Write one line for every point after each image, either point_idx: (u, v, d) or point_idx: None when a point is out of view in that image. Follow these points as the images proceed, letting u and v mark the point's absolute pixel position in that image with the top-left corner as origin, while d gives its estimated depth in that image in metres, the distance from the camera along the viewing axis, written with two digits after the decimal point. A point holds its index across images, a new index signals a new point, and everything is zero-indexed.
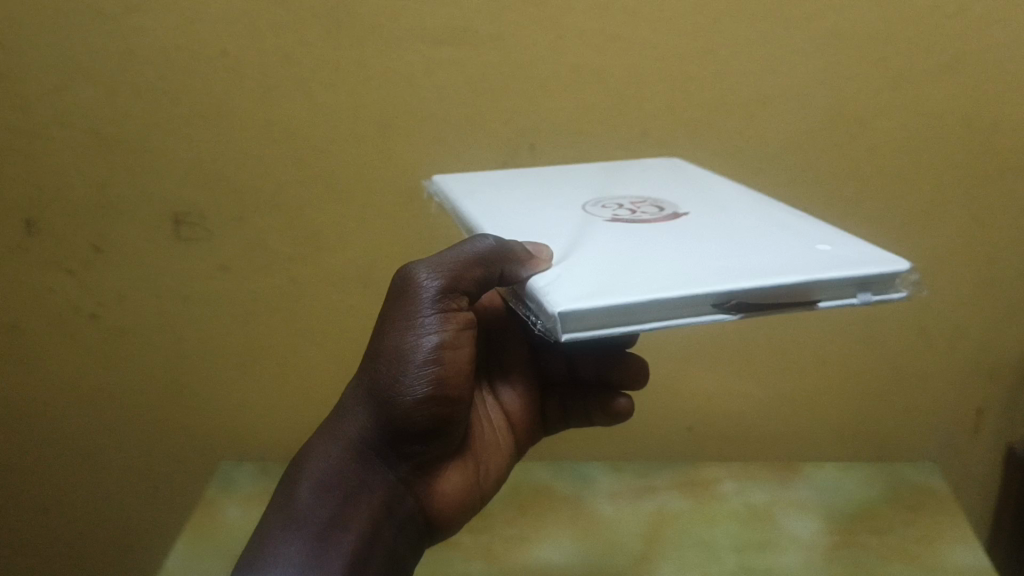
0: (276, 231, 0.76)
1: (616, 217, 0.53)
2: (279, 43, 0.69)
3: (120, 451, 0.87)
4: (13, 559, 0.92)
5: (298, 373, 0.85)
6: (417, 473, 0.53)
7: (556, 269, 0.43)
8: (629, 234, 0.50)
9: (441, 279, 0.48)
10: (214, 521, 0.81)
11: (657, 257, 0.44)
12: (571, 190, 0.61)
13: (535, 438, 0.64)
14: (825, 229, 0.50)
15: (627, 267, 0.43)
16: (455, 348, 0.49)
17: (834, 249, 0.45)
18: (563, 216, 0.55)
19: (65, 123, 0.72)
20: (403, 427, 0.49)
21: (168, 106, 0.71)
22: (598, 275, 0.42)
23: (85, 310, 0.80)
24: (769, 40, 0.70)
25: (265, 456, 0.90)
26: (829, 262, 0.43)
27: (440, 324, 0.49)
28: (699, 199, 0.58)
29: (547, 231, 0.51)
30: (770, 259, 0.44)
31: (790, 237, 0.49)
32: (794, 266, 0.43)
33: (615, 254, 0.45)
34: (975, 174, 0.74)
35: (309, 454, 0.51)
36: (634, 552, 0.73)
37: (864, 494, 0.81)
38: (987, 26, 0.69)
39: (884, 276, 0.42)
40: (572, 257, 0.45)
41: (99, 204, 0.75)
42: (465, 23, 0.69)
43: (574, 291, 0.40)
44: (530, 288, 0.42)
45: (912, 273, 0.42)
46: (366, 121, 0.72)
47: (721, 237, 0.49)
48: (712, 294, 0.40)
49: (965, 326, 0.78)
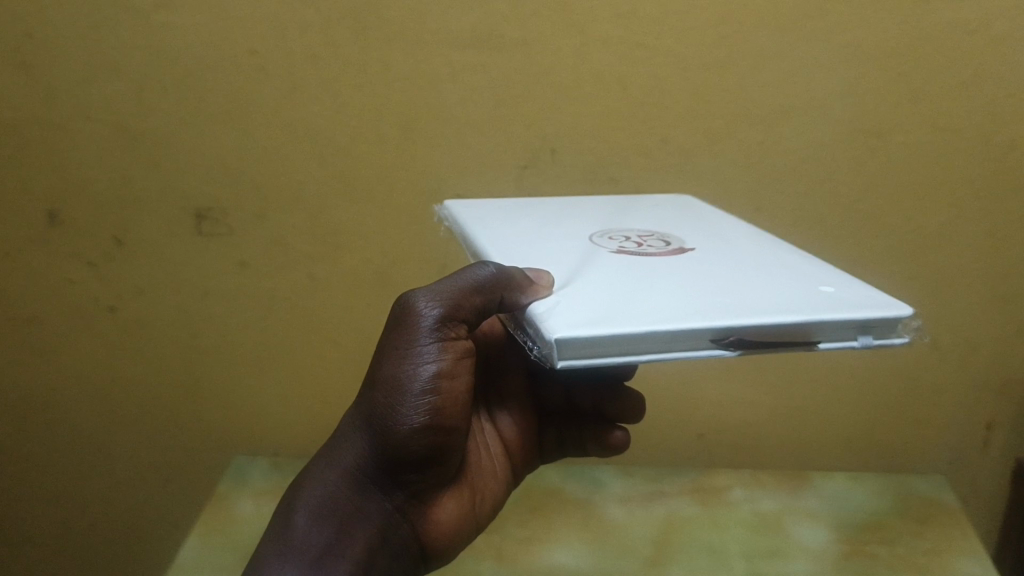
0: (297, 231, 0.79)
1: (621, 249, 0.53)
2: (306, 47, 0.71)
3: (139, 438, 0.91)
4: (38, 541, 0.96)
5: (320, 370, 0.88)
6: (413, 500, 0.54)
7: (556, 298, 0.43)
8: (632, 265, 0.49)
9: (440, 308, 0.48)
10: (239, 514, 0.85)
11: (657, 288, 0.44)
12: (579, 223, 0.62)
13: (531, 464, 0.66)
14: (833, 271, 0.49)
15: (626, 298, 0.42)
16: (453, 378, 0.50)
17: (837, 292, 0.44)
18: (565, 246, 0.54)
19: (91, 117, 0.75)
20: (400, 456, 0.50)
21: (205, 116, 0.74)
22: (597, 305, 0.41)
23: (103, 303, 0.83)
24: (794, 47, 0.70)
25: (281, 449, 0.93)
26: (833, 303, 0.42)
27: (439, 353, 0.49)
28: (705, 235, 0.58)
29: (547, 259, 0.51)
30: (771, 296, 0.43)
31: (794, 277, 0.47)
32: (797, 304, 0.41)
33: (617, 285, 0.44)
34: (992, 190, 0.74)
35: (307, 480, 0.52)
36: (646, 554, 0.75)
37: (872, 505, 0.82)
38: (1012, 38, 0.69)
39: (889, 320, 0.40)
40: (568, 286, 0.45)
41: (120, 201, 0.78)
42: (486, 30, 0.70)
43: (572, 319, 0.39)
44: (530, 314, 0.42)
45: (916, 319, 0.40)
46: (388, 128, 0.74)
47: (723, 273, 0.47)
48: (712, 328, 0.38)
49: (978, 339, 0.80)
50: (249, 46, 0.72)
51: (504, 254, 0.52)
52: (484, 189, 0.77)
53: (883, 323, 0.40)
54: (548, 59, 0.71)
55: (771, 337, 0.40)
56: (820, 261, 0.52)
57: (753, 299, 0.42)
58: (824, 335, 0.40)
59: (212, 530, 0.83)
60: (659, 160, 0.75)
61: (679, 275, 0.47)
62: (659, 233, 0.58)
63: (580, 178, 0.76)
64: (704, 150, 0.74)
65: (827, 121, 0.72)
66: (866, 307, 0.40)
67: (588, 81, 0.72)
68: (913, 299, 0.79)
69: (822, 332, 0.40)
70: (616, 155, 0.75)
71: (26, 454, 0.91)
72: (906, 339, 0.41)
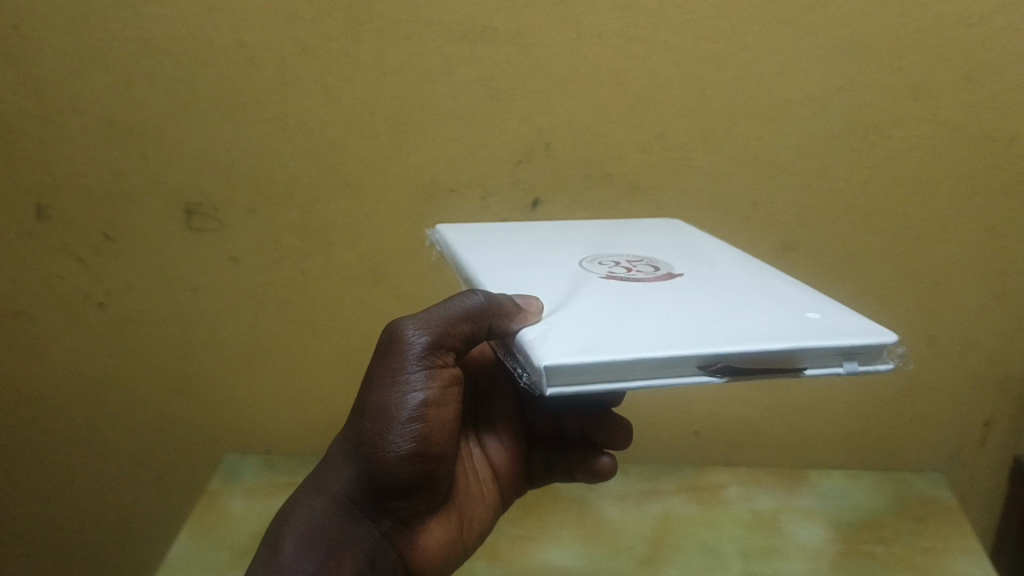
0: (288, 227, 0.78)
1: (611, 274, 0.52)
2: (298, 39, 0.70)
3: (128, 435, 0.89)
4: (26, 539, 0.95)
5: (310, 367, 0.86)
6: (400, 526, 0.53)
7: (547, 324, 0.42)
8: (621, 290, 0.48)
9: (428, 336, 0.48)
10: (227, 513, 0.84)
11: (646, 315, 0.43)
12: (568, 248, 0.61)
13: (521, 490, 0.65)
14: (823, 299, 0.48)
15: (615, 325, 0.41)
16: (441, 407, 0.49)
17: (823, 318, 0.43)
18: (553, 270, 0.54)
19: (77, 110, 0.74)
20: (387, 483, 0.49)
21: (194, 109, 0.73)
22: (587, 332, 0.40)
23: (92, 300, 0.82)
24: (793, 38, 0.69)
25: (271, 448, 0.92)
26: (818, 329, 0.41)
27: (426, 381, 0.48)
28: (692, 259, 0.57)
29: (536, 285, 0.50)
30: (758, 322, 0.42)
31: (780, 303, 0.47)
32: (782, 330, 0.41)
33: (606, 311, 0.44)
34: (991, 186, 0.74)
35: (296, 506, 0.52)
36: (642, 554, 0.74)
37: (870, 503, 0.82)
38: (1014, 32, 0.68)
39: (875, 346, 0.40)
40: (559, 312, 0.44)
41: (109, 195, 0.77)
42: (481, 22, 0.69)
43: (561, 346, 0.38)
44: (520, 340, 0.41)
45: (900, 344, 0.40)
46: (381, 122, 0.73)
47: (710, 299, 0.47)
48: (700, 354, 0.38)
49: (976, 337, 0.79)
50: (240, 38, 0.70)
51: (495, 280, 0.51)
52: (478, 183, 0.76)
53: (869, 350, 0.40)
54: (543, 51, 0.70)
55: (758, 363, 0.39)
56: (808, 287, 0.51)
57: (738, 325, 0.42)
58: (810, 361, 0.40)
59: (203, 529, 0.82)
60: (656, 154, 0.74)
61: (665, 301, 0.46)
62: (647, 258, 0.57)
63: (576, 173, 0.75)
64: (701, 143, 0.73)
65: (825, 115, 0.71)
66: (851, 332, 0.40)
67: (584, 73, 0.71)
68: (912, 296, 0.78)
69: (808, 358, 0.39)
70: (612, 149, 0.74)
71: (16, 451, 0.90)
72: (891, 364, 0.40)
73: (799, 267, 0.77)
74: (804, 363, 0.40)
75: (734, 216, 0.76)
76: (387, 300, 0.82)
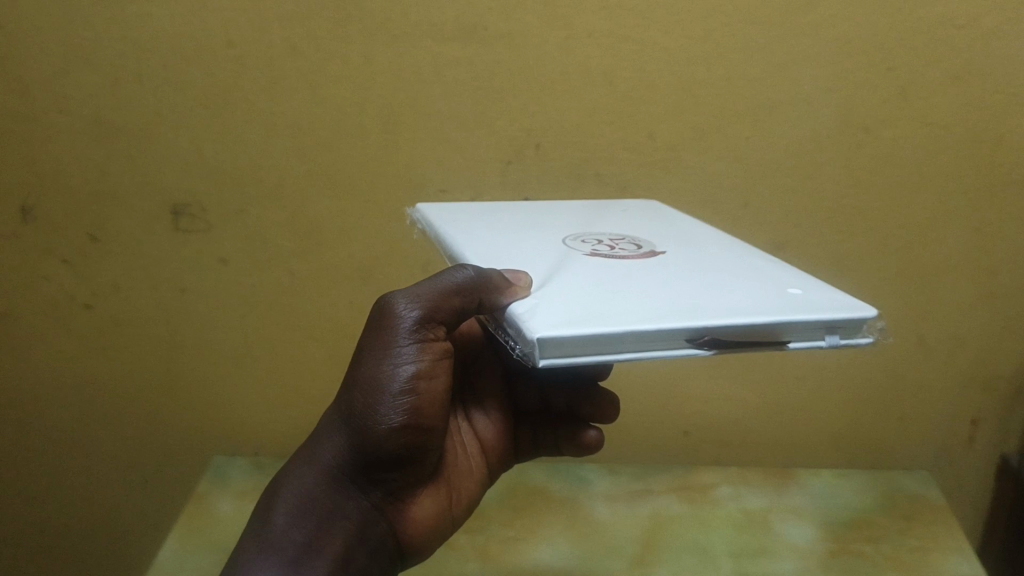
0: (277, 227, 0.78)
1: (595, 252, 0.52)
2: (288, 38, 0.70)
3: (115, 438, 0.89)
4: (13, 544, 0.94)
5: (298, 367, 0.86)
6: (391, 498, 0.53)
7: (537, 297, 0.42)
8: (606, 266, 0.48)
9: (419, 309, 0.48)
10: (213, 516, 0.82)
11: (633, 289, 0.43)
12: (552, 226, 0.60)
13: (508, 465, 0.64)
14: (803, 275, 0.48)
15: (604, 298, 0.41)
16: (432, 379, 0.49)
17: (805, 293, 0.43)
18: (538, 247, 0.53)
19: (63, 111, 0.73)
20: (378, 455, 0.49)
21: (182, 110, 0.73)
22: (577, 305, 0.40)
23: (78, 301, 0.81)
24: (784, 40, 0.69)
25: (260, 450, 0.92)
26: (801, 303, 0.41)
27: (417, 354, 0.48)
28: (674, 238, 0.57)
29: (524, 261, 0.50)
30: (741, 297, 0.42)
31: (761, 278, 0.47)
32: (766, 304, 0.41)
33: (594, 285, 0.44)
34: (980, 186, 0.74)
35: (286, 478, 0.51)
36: (631, 554, 0.73)
37: (861, 504, 0.80)
38: (1002, 33, 0.68)
39: (857, 320, 0.40)
40: (548, 286, 0.44)
41: (95, 196, 0.77)
42: (471, 22, 0.69)
43: (552, 318, 0.38)
44: (509, 313, 0.41)
45: (880, 319, 0.40)
46: (371, 121, 0.73)
47: (693, 275, 0.47)
48: (687, 327, 0.38)
49: (964, 336, 0.80)
50: (227, 38, 0.70)
51: (483, 256, 0.51)
52: (468, 184, 0.75)
53: (851, 324, 0.40)
54: (534, 52, 0.70)
55: (744, 336, 0.39)
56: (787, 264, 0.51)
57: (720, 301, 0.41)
58: (794, 334, 0.40)
59: (191, 532, 0.80)
60: (645, 155, 0.74)
61: (649, 278, 0.46)
62: (629, 237, 0.57)
63: (566, 173, 0.75)
64: (692, 144, 0.73)
65: (814, 116, 0.71)
66: (835, 306, 0.40)
67: (573, 75, 0.71)
68: (899, 295, 0.79)
69: (792, 332, 0.39)
70: (603, 149, 0.74)
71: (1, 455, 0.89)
72: (871, 338, 0.40)
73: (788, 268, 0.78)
74: (789, 337, 0.40)
75: (724, 216, 0.76)
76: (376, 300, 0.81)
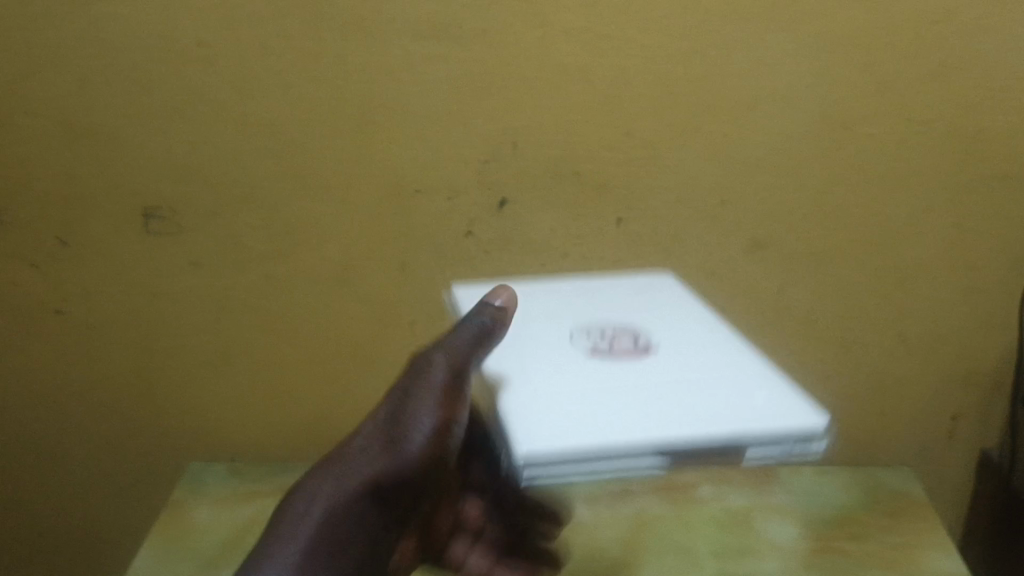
0: (251, 229, 0.76)
1: (595, 352, 0.59)
2: (260, 36, 0.69)
3: (88, 445, 0.87)
4: None
5: (272, 370, 0.84)
6: (401, 518, 0.57)
7: (533, 419, 0.49)
8: (599, 374, 0.55)
9: (455, 361, 0.54)
10: (182, 523, 0.79)
11: (614, 391, 0.53)
12: (561, 317, 0.65)
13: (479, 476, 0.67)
14: (781, 385, 0.55)
15: (587, 408, 0.50)
16: (456, 417, 0.55)
17: (764, 398, 0.52)
18: (546, 333, 0.61)
19: (30, 113, 0.72)
20: (403, 479, 0.54)
21: (151, 111, 0.71)
22: (563, 416, 0.49)
23: (48, 306, 0.80)
24: (762, 36, 0.68)
25: (236, 455, 0.89)
26: (757, 414, 0.50)
27: (449, 400, 0.53)
28: (675, 335, 0.61)
29: (537, 386, 0.54)
30: (706, 403, 0.51)
31: (734, 381, 0.55)
32: (726, 417, 0.49)
33: (579, 388, 0.54)
34: (958, 182, 0.74)
35: (308, 491, 0.54)
36: (613, 557, 0.73)
37: (841, 500, 0.79)
38: (979, 28, 0.68)
39: (806, 432, 0.48)
40: (542, 399, 0.52)
41: (64, 199, 0.75)
42: (447, 20, 0.68)
43: (538, 435, 0.47)
44: (506, 413, 0.50)
45: (826, 430, 0.48)
46: (346, 121, 0.72)
47: (673, 376, 0.55)
48: (650, 442, 0.47)
49: (944, 331, 0.80)
50: (198, 37, 0.69)
51: (502, 368, 0.56)
52: (444, 184, 0.74)
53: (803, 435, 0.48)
54: (510, 50, 0.69)
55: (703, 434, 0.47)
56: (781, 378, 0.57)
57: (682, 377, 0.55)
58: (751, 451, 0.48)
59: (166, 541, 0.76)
60: (624, 154, 0.73)
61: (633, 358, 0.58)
62: (626, 330, 0.62)
63: (544, 172, 0.74)
64: (670, 142, 0.72)
65: (792, 113, 0.71)
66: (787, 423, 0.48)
67: (550, 72, 0.70)
68: (879, 293, 0.78)
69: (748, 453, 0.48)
70: (580, 148, 0.73)
71: None
72: (819, 444, 0.48)
73: (769, 265, 0.77)
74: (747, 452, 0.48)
75: (704, 215, 0.75)
76: (353, 302, 0.80)
